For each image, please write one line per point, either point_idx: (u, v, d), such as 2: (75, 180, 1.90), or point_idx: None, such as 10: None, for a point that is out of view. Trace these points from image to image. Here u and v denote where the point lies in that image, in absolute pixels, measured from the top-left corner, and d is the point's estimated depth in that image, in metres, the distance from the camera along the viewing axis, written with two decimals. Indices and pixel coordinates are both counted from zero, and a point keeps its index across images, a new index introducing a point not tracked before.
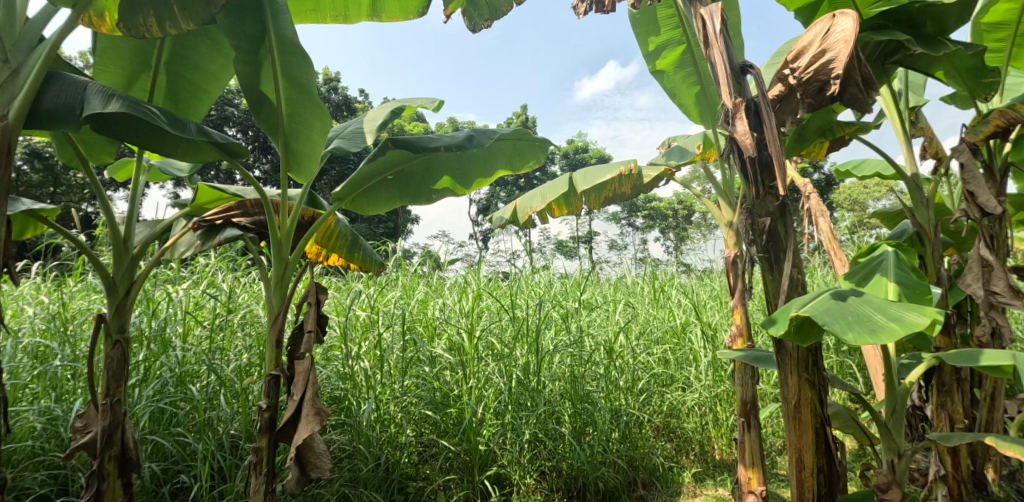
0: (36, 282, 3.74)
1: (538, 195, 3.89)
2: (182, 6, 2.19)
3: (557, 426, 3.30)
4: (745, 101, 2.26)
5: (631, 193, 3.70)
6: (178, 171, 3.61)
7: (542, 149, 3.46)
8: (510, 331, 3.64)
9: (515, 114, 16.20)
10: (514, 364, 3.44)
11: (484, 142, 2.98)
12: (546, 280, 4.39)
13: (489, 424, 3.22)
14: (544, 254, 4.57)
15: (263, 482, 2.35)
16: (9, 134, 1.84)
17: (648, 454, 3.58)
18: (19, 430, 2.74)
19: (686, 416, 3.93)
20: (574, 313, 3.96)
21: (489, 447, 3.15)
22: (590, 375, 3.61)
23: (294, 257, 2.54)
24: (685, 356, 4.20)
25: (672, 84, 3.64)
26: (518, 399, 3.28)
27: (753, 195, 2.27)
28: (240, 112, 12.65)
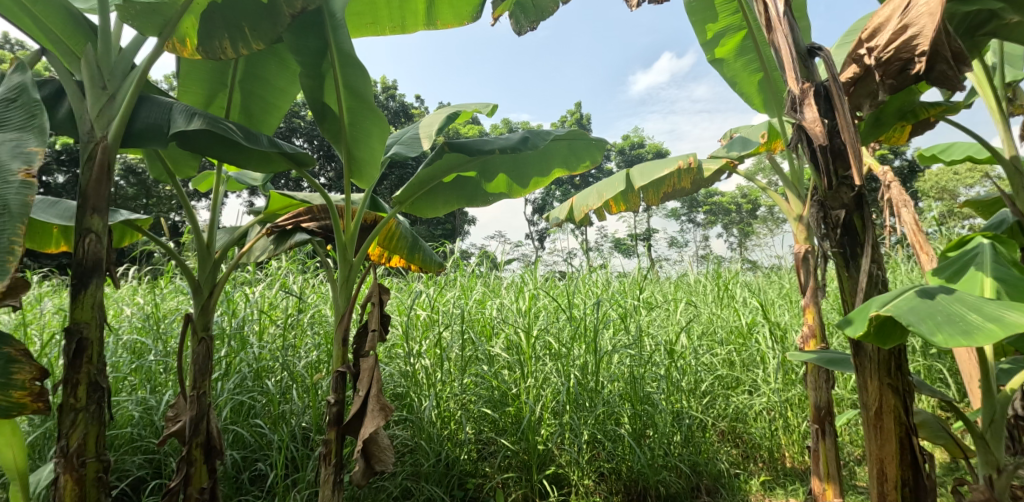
0: (133, 285, 4.10)
1: (595, 194, 3.85)
2: (253, 26, 2.33)
3: (616, 428, 3.25)
4: (814, 87, 2.17)
5: (691, 188, 3.64)
6: (251, 180, 3.83)
7: (600, 147, 3.41)
8: (568, 331, 3.64)
9: (570, 112, 16.09)
10: (572, 364, 3.44)
11: (538, 143, 2.99)
12: (604, 279, 4.36)
13: (548, 423, 3.24)
14: (602, 253, 4.55)
15: (331, 472, 2.45)
16: (108, 152, 2.02)
17: (712, 460, 3.48)
18: (120, 418, 3.03)
19: (754, 421, 3.79)
20: (634, 312, 3.91)
21: (548, 446, 3.15)
22: (651, 376, 3.55)
23: (358, 259, 2.64)
24: (752, 358, 4.05)
25: (732, 72, 3.52)
26: (576, 399, 3.28)
27: (825, 186, 2.17)
28: (306, 122, 13.27)
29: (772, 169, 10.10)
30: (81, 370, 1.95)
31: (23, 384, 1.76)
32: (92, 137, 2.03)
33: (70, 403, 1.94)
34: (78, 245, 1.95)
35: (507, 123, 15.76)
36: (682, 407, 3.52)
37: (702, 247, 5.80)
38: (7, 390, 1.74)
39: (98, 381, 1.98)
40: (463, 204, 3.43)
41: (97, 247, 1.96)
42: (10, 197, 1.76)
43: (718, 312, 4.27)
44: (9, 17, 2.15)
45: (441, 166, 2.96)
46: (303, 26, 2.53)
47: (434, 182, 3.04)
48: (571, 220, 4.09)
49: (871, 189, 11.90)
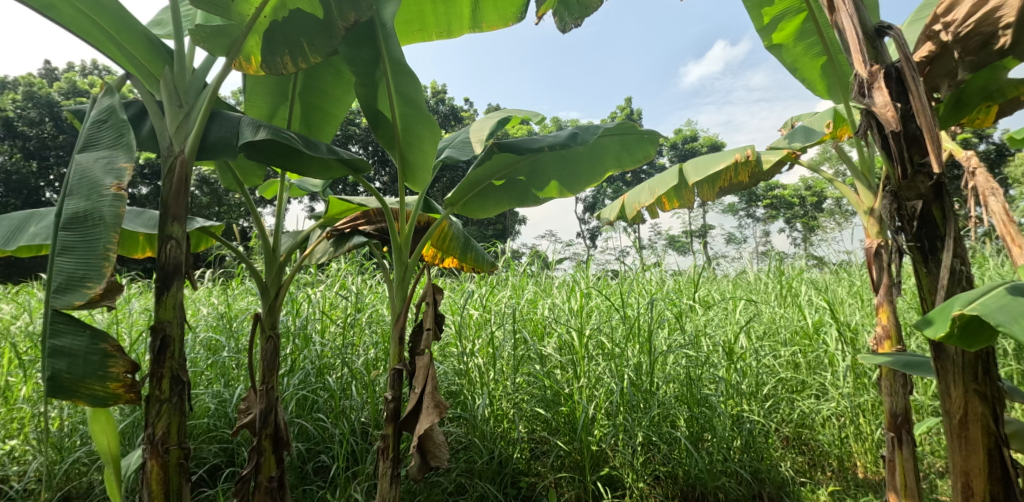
0: (208, 286, 4.38)
1: (647, 190, 3.80)
2: (311, 42, 2.45)
3: (671, 430, 3.21)
4: (883, 68, 2.09)
5: (749, 182, 3.51)
6: (312, 187, 3.99)
7: (653, 141, 3.34)
8: (621, 330, 3.61)
9: (621, 108, 15.83)
10: (625, 364, 3.41)
11: (588, 138, 2.96)
12: (658, 278, 4.29)
13: (601, 425, 3.20)
14: (656, 250, 4.47)
15: (389, 466, 2.53)
16: (185, 164, 2.17)
17: (775, 467, 3.34)
18: (198, 409, 3.25)
19: (821, 427, 3.61)
20: (689, 312, 3.83)
21: (601, 447, 3.14)
22: (709, 378, 3.47)
23: (413, 260, 2.70)
24: (818, 360, 3.88)
25: (792, 58, 3.39)
26: (631, 401, 3.23)
27: (899, 176, 2.06)
28: (361, 129, 13.70)
29: (838, 158, 9.60)
30: (165, 365, 2.10)
31: (117, 376, 1.92)
32: (171, 151, 2.18)
33: (156, 395, 2.10)
34: (161, 250, 2.11)
35: (556, 122, 15.71)
36: (742, 411, 3.41)
37: (762, 244, 5.60)
38: (103, 381, 1.90)
39: (179, 375, 2.13)
40: (515, 205, 3.45)
41: (177, 251, 2.11)
42: (103, 209, 1.95)
43: (780, 312, 4.11)
44: (93, 44, 2.29)
45: (491, 166, 2.99)
46: (358, 37, 2.63)
47: (484, 182, 3.08)
48: (623, 218, 4.03)
49: (952, 177, 11.08)
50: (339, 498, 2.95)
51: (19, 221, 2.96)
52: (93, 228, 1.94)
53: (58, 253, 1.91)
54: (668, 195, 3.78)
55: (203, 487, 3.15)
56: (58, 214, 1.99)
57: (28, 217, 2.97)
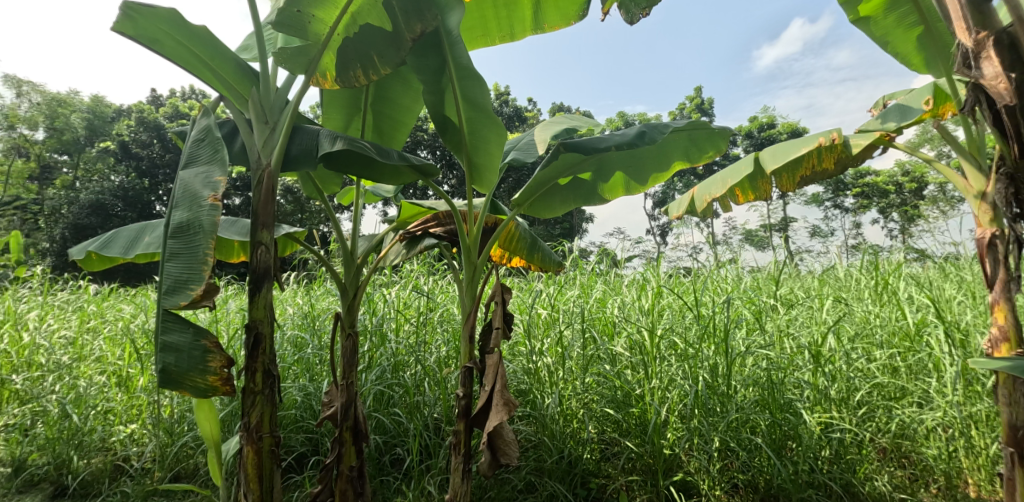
0: (294, 288, 4.67)
1: (719, 181, 3.55)
2: (381, 54, 2.57)
3: (751, 437, 3.07)
4: (992, 36, 2.11)
5: (835, 168, 3.38)
6: (385, 192, 4.15)
7: (724, 135, 3.20)
8: (695, 330, 3.50)
9: (690, 99, 15.30)
10: (700, 365, 3.29)
11: (656, 137, 2.90)
12: (734, 275, 4.12)
13: (674, 428, 3.13)
14: (731, 246, 4.28)
15: (461, 461, 2.60)
16: (272, 175, 2.34)
17: (870, 481, 3.08)
18: (287, 401, 3.49)
19: (925, 440, 3.24)
20: (769, 311, 3.65)
21: (674, 451, 3.05)
22: (792, 382, 3.32)
23: (481, 260, 2.75)
24: (922, 364, 3.52)
25: (882, 31, 3.19)
26: (707, 405, 3.13)
27: (1016, 156, 2.17)
28: (429, 134, 14.08)
29: (941, 138, 8.79)
30: (258, 360, 2.27)
31: (215, 370, 2.10)
32: (260, 164, 2.35)
33: (250, 387, 2.27)
34: (252, 255, 2.28)
35: (623, 117, 15.43)
36: (830, 418, 3.19)
37: (851, 238, 5.22)
38: (204, 375, 2.08)
39: (271, 369, 2.30)
40: (581, 204, 3.45)
41: (266, 256, 2.27)
42: (203, 218, 2.13)
43: (875, 310, 3.79)
44: (193, 71, 2.52)
45: (557, 167, 3.00)
46: (424, 45, 2.71)
47: (551, 182, 3.09)
48: (693, 213, 3.79)
49: None
50: (415, 490, 3.06)
51: (135, 231, 3.28)
52: (195, 235, 2.13)
53: (166, 259, 2.11)
54: (743, 186, 3.57)
55: (292, 473, 3.37)
56: (166, 224, 2.19)
57: (142, 229, 3.28)
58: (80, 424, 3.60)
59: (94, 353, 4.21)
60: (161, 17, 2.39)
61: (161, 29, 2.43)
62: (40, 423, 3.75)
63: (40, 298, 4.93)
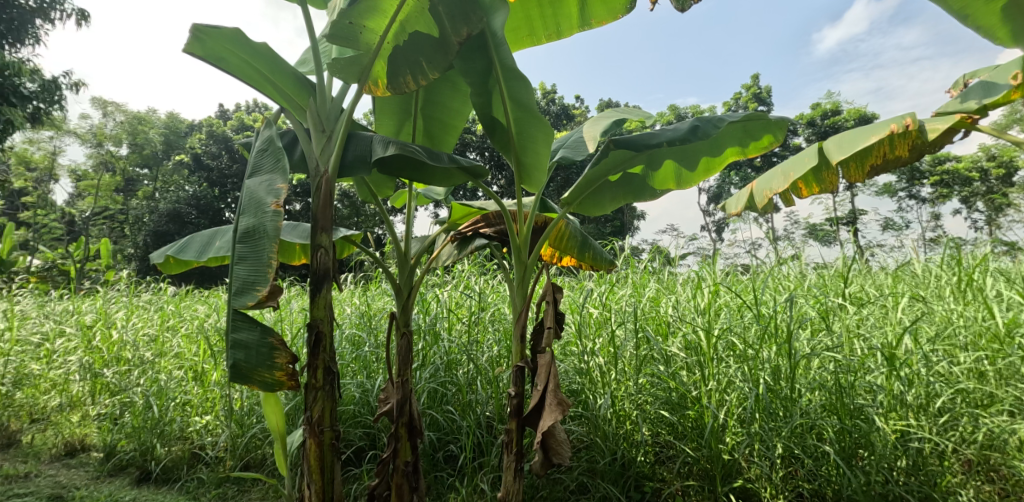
0: (352, 288, 4.84)
1: (781, 174, 3.34)
2: (429, 60, 2.62)
3: (818, 443, 2.92)
4: None
5: (910, 156, 3.13)
6: (436, 195, 4.22)
7: (782, 126, 3.07)
8: (755, 331, 3.38)
9: (747, 88, 14.77)
10: (761, 367, 3.18)
11: (710, 131, 2.83)
12: (797, 272, 3.94)
13: (733, 432, 3.03)
14: (793, 242, 4.10)
15: (513, 460, 2.62)
16: (329, 181, 2.43)
17: (953, 495, 2.81)
18: (346, 396, 3.63)
19: (1018, 452, 2.91)
20: (837, 310, 3.46)
21: (733, 456, 2.96)
22: (863, 387, 3.10)
23: (532, 260, 2.77)
24: (1013, 369, 3.17)
25: (961, 5, 2.98)
26: (768, 408, 3.02)
27: None
28: (477, 135, 14.20)
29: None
30: (319, 357, 2.37)
31: (281, 366, 2.21)
32: (318, 171, 2.46)
33: (313, 383, 2.37)
34: (313, 257, 2.38)
35: (675, 110, 15.06)
36: (907, 426, 2.98)
37: (929, 230, 4.88)
38: (271, 370, 2.20)
39: (331, 366, 2.39)
40: (630, 200, 3.41)
41: (326, 258, 2.37)
42: (267, 224, 2.25)
43: (958, 309, 3.51)
44: (255, 85, 2.67)
45: (607, 164, 2.96)
46: (470, 49, 2.75)
47: (601, 181, 3.06)
48: (752, 208, 3.56)
49: None
50: (468, 487, 3.13)
51: (207, 237, 3.49)
52: (260, 240, 2.24)
53: (234, 262, 2.23)
54: (805, 179, 3.39)
55: (351, 466, 3.50)
56: (235, 230, 2.32)
57: (213, 234, 3.48)
58: (161, 414, 3.86)
59: (173, 349, 4.52)
60: (226, 37, 2.53)
61: (227, 48, 2.57)
62: (127, 413, 4.06)
63: (127, 299, 5.35)
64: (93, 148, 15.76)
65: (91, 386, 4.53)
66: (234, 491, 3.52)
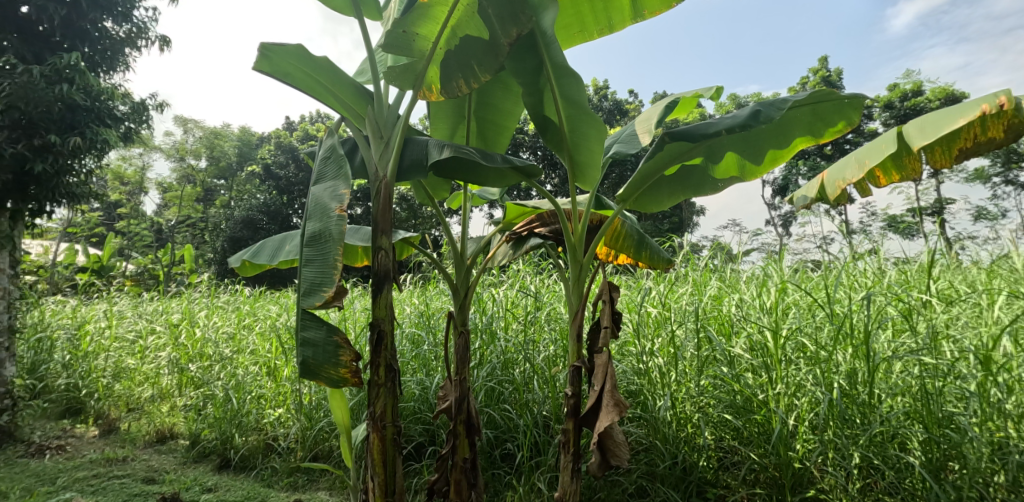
0: (411, 288, 4.98)
1: (855, 163, 3.13)
2: (480, 62, 2.64)
3: (899, 453, 2.75)
4: None
5: (1006, 138, 2.78)
6: (491, 195, 4.26)
7: (855, 106, 2.92)
8: (828, 331, 3.21)
9: (814, 73, 14.03)
10: (834, 370, 3.03)
11: (773, 114, 2.72)
12: (875, 268, 3.69)
13: (805, 439, 2.90)
14: (870, 236, 3.85)
15: (570, 460, 2.62)
16: (388, 185, 2.51)
17: None
18: (406, 394, 3.74)
19: None
20: (921, 308, 3.22)
21: (804, 464, 2.84)
22: (955, 394, 2.87)
23: (587, 259, 2.76)
24: None
25: None
26: (843, 416, 2.87)
27: None
28: (529, 135, 14.22)
29: None
30: (381, 355, 2.45)
31: (346, 364, 2.31)
32: (377, 176, 2.55)
33: (375, 380, 2.45)
34: (374, 258, 2.47)
35: (736, 99, 14.52)
36: (1005, 438, 2.69)
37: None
38: (336, 367, 2.30)
39: (392, 364, 2.47)
40: (690, 194, 3.31)
41: (387, 260, 2.45)
42: (332, 227, 2.35)
43: None
44: (316, 97, 2.78)
45: (662, 158, 2.91)
46: (521, 49, 2.77)
47: (657, 175, 3.01)
48: (824, 201, 3.33)
49: None
50: (525, 485, 3.17)
51: (277, 241, 3.68)
52: (325, 243, 2.35)
53: (303, 265, 2.35)
54: (883, 167, 3.15)
55: (412, 461, 3.62)
56: (303, 233, 2.44)
57: (283, 239, 3.66)
58: (239, 406, 4.12)
59: (249, 346, 4.79)
60: (291, 53, 2.66)
61: (292, 64, 2.70)
62: (209, 405, 4.35)
63: (208, 299, 5.73)
64: (177, 162, 16.95)
65: (178, 379, 4.89)
66: (303, 480, 3.70)
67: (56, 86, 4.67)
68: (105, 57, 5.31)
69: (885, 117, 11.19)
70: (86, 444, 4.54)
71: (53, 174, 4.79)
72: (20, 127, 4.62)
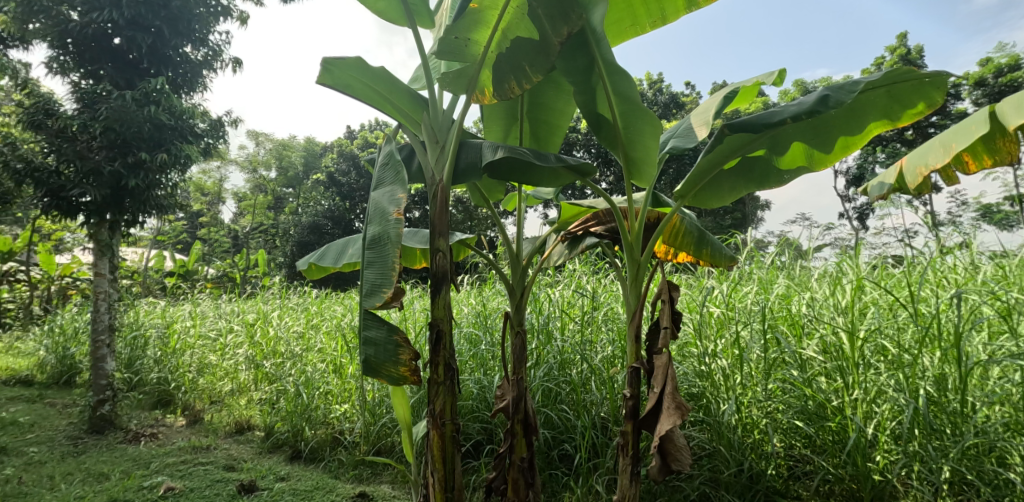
0: (468, 289, 5.06)
1: (940, 147, 2.92)
2: (532, 63, 2.66)
3: (996, 469, 2.54)
4: None
5: None
6: (546, 195, 4.26)
7: (937, 86, 2.74)
8: (912, 333, 3.01)
9: (891, 52, 13.11)
10: (921, 375, 2.84)
11: (844, 98, 2.58)
12: (967, 263, 3.40)
13: (886, 449, 2.76)
14: (960, 227, 3.55)
15: (628, 463, 2.58)
16: (444, 188, 2.57)
17: None
18: (464, 392, 3.81)
19: None
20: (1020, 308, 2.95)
21: (886, 477, 2.70)
22: None
23: (645, 258, 2.72)
24: None
25: None
26: (930, 426, 2.71)
27: None
28: (583, 133, 14.09)
29: None
30: (440, 354, 2.50)
31: (405, 362, 2.38)
32: (434, 180, 2.61)
33: (434, 378, 2.51)
34: (433, 260, 2.52)
35: (803, 86, 13.82)
36: None
37: None
38: (396, 365, 2.37)
39: (451, 363, 2.52)
40: (754, 188, 3.20)
41: (444, 261, 2.50)
42: (390, 230, 2.42)
43: None
44: (375, 106, 2.88)
45: (722, 150, 2.82)
46: (571, 47, 2.77)
47: (717, 168, 2.91)
48: (904, 190, 3.13)
49: None
50: (583, 487, 3.17)
51: (341, 245, 3.83)
52: (385, 246, 2.42)
53: (364, 267, 2.44)
54: (973, 151, 2.93)
55: (470, 458, 3.69)
56: (364, 237, 2.52)
57: (346, 242, 3.81)
58: (308, 401, 4.32)
59: (317, 344, 4.99)
60: (350, 66, 2.76)
61: (352, 76, 2.81)
62: (282, 399, 4.59)
63: (280, 300, 6.02)
64: (250, 173, 17.98)
65: (254, 374, 5.18)
66: (368, 473, 3.85)
67: (146, 108, 5.06)
68: (186, 79, 5.71)
69: (976, 95, 10.27)
70: (175, 433, 4.90)
71: (144, 188, 5.20)
72: (115, 146, 5.07)
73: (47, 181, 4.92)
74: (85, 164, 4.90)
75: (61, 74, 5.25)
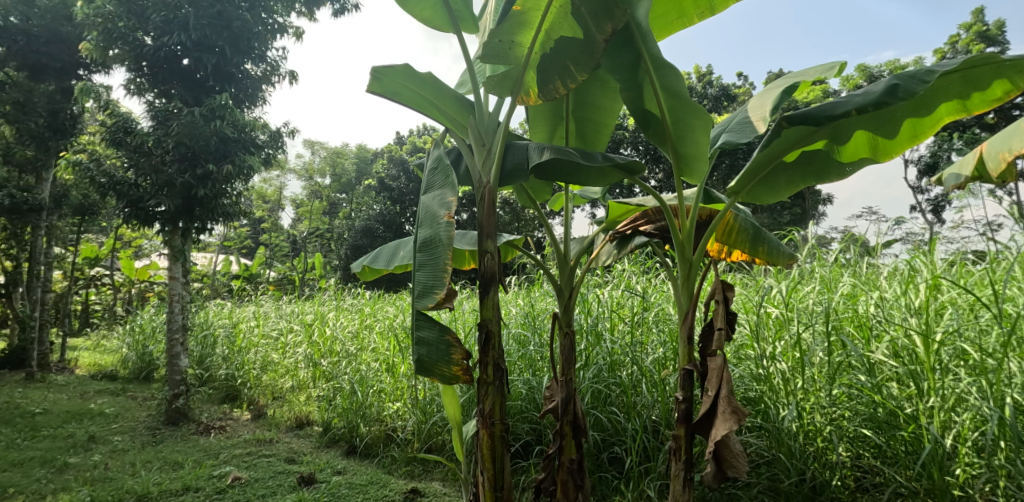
0: (517, 290, 5.08)
1: None
2: (576, 63, 2.66)
3: None
4: None
5: None
6: (594, 194, 4.22)
7: (1018, 69, 2.55)
8: (995, 336, 2.79)
9: (967, 30, 12.21)
10: (1006, 382, 2.64)
11: (915, 88, 2.45)
12: None
13: (968, 463, 2.59)
14: None
15: (681, 468, 2.53)
16: (491, 189, 2.59)
17: None
18: (513, 393, 3.84)
19: None
20: None
21: (967, 493, 2.53)
22: None
23: (697, 256, 2.65)
24: None
25: None
26: (1019, 438, 2.52)
27: None
28: (631, 130, 13.87)
29: None
30: (489, 354, 2.53)
31: (457, 361, 2.43)
32: (481, 182, 2.63)
33: (484, 379, 2.54)
34: (481, 261, 2.55)
35: (866, 71, 13.10)
36: None
37: None
38: (448, 365, 2.42)
39: (500, 363, 2.54)
40: (812, 182, 3.08)
41: (492, 262, 2.53)
42: (441, 233, 2.47)
43: None
44: (422, 111, 2.93)
45: (779, 144, 2.72)
46: (617, 44, 2.74)
47: (773, 163, 2.82)
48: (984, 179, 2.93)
49: None
50: (634, 490, 3.14)
51: (393, 248, 3.93)
52: (435, 248, 2.47)
53: (416, 269, 2.49)
54: None
55: (520, 458, 3.72)
56: (415, 239, 2.58)
57: (397, 245, 3.91)
58: (363, 399, 4.45)
59: (371, 344, 5.12)
60: (399, 73, 2.83)
61: (400, 83, 2.87)
62: (338, 396, 4.74)
63: (336, 301, 6.21)
64: (306, 180, 18.68)
65: (312, 372, 5.38)
66: (420, 470, 3.94)
67: (212, 122, 5.34)
68: (248, 94, 6.02)
69: None
70: (241, 426, 5.15)
71: (212, 197, 5.51)
72: (185, 159, 5.39)
73: (127, 193, 5.26)
74: (159, 177, 5.24)
75: (138, 94, 5.63)
